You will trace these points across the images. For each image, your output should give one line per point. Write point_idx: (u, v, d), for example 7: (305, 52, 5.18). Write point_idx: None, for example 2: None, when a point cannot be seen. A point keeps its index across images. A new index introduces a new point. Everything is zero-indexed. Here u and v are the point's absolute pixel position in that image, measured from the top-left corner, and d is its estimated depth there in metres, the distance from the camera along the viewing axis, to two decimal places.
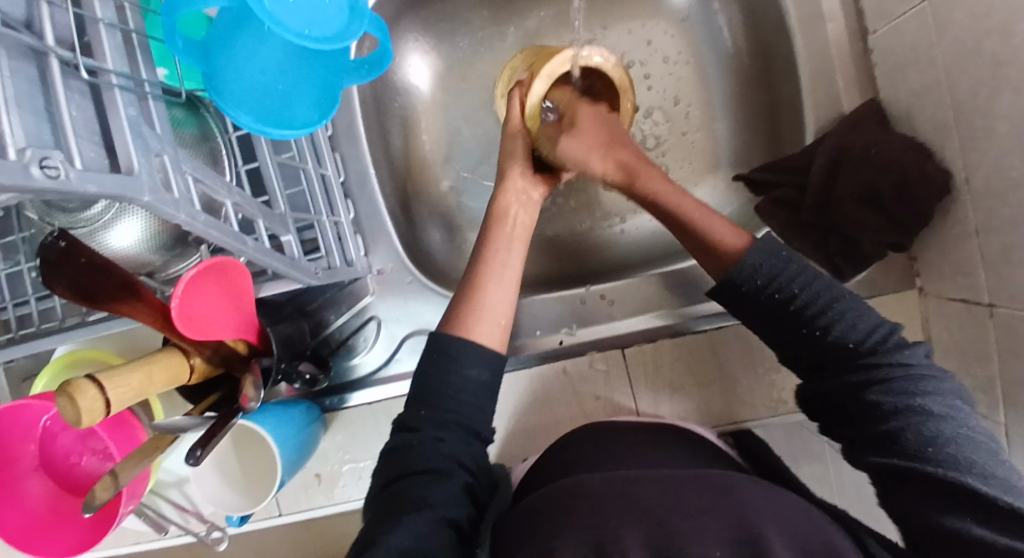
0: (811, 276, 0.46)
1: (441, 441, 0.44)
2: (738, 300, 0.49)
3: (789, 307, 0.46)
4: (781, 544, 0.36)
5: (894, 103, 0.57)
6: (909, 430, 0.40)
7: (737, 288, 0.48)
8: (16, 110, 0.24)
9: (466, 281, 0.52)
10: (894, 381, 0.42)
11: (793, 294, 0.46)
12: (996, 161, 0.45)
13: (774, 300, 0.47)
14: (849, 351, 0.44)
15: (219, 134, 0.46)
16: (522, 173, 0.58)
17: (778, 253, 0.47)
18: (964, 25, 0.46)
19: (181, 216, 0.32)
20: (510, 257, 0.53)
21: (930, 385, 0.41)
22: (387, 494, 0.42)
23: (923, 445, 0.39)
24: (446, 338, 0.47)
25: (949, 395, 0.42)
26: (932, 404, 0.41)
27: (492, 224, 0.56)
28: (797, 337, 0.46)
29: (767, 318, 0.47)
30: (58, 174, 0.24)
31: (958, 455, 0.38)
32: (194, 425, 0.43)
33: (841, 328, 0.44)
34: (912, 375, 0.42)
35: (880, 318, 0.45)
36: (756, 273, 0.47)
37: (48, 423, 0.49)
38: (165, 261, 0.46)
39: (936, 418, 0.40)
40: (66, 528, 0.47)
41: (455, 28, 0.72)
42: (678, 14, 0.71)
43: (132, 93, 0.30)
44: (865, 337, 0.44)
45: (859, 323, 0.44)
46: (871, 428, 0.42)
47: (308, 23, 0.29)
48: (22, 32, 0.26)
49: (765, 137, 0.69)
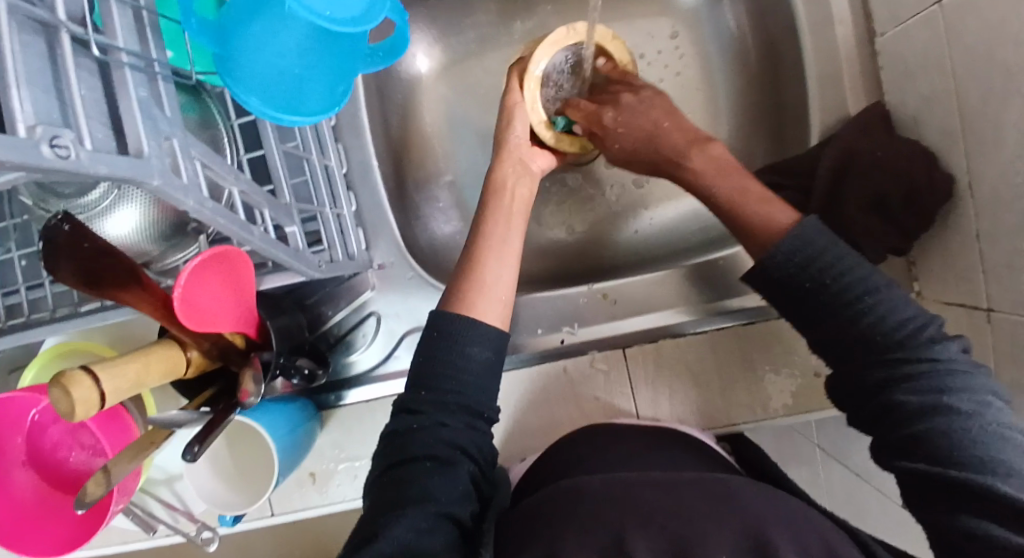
0: (850, 266, 0.43)
1: (444, 426, 0.43)
2: (769, 284, 0.45)
3: (818, 295, 0.43)
4: (788, 546, 0.36)
5: (900, 108, 0.58)
6: (939, 433, 0.38)
7: (768, 275, 0.45)
8: (25, 85, 0.22)
9: (464, 257, 0.51)
10: (924, 380, 0.40)
11: (824, 283, 0.43)
12: (1002, 169, 0.46)
13: (804, 288, 0.44)
14: (877, 346, 0.42)
15: (221, 122, 0.45)
16: (521, 143, 0.58)
17: (813, 240, 0.43)
18: (978, 30, 0.46)
19: (191, 202, 0.31)
20: (510, 231, 0.52)
21: (961, 381, 0.40)
22: (387, 481, 0.42)
23: (954, 450, 0.38)
24: (446, 316, 0.46)
25: (981, 390, 0.40)
26: (963, 403, 0.39)
27: (491, 198, 0.55)
28: (823, 327, 0.44)
29: (795, 305, 0.45)
30: (68, 154, 0.23)
31: (987, 457, 0.37)
32: (191, 421, 0.41)
33: (873, 318, 0.41)
34: (944, 373, 0.40)
35: (915, 307, 0.42)
36: (788, 260, 0.43)
37: (37, 415, 0.47)
38: (162, 251, 0.45)
39: (967, 418, 0.38)
40: (52, 527, 0.46)
41: (465, 22, 0.71)
42: (684, 15, 0.72)
43: (142, 73, 0.29)
44: (897, 327, 0.41)
45: (892, 314, 0.41)
46: (898, 428, 0.40)
47: (332, 4, 0.29)
48: (31, 2, 0.24)
49: (768, 141, 0.70)
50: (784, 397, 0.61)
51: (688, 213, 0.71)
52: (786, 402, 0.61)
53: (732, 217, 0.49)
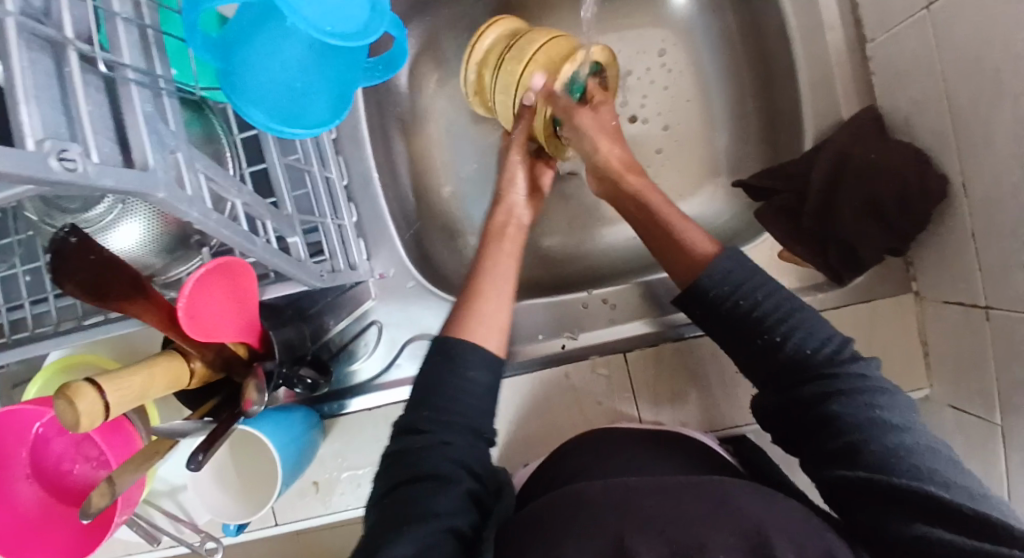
0: (772, 289, 0.49)
1: (447, 445, 0.44)
2: (708, 307, 0.50)
3: (752, 314, 0.48)
4: (785, 546, 0.37)
5: (893, 112, 0.59)
6: (872, 440, 0.41)
7: (705, 293, 0.50)
8: (34, 101, 0.23)
9: (466, 287, 0.53)
10: (853, 394, 0.43)
11: (756, 303, 0.48)
12: (995, 170, 0.47)
13: (738, 308, 0.49)
14: (808, 364, 0.46)
15: (223, 137, 0.45)
16: (517, 198, 0.59)
17: (744, 265, 0.50)
18: (966, 35, 0.47)
19: (195, 214, 0.31)
20: (508, 269, 0.54)
21: (886, 397, 0.44)
22: (389, 501, 0.42)
23: (887, 456, 0.40)
24: (447, 341, 0.48)
25: (903, 407, 0.44)
26: (890, 417, 0.42)
27: (490, 241, 0.56)
28: (757, 348, 0.48)
29: (732, 327, 0.49)
30: (76, 167, 0.23)
31: (918, 465, 0.39)
32: (194, 430, 0.44)
33: (799, 338, 0.46)
34: (869, 388, 0.44)
35: (835, 331, 0.48)
36: (723, 279, 0.49)
37: (41, 429, 0.47)
38: (166, 264, 0.46)
39: (895, 429, 0.42)
40: (55, 539, 0.46)
41: (461, 34, 0.72)
42: (678, 24, 0.73)
43: (148, 89, 0.30)
44: (821, 347, 0.46)
45: (814, 336, 0.47)
46: (833, 440, 0.43)
47: (332, 19, 0.30)
48: (42, 22, 0.25)
49: (764, 146, 0.71)
50: None
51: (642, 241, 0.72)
52: None
53: (666, 239, 0.54)
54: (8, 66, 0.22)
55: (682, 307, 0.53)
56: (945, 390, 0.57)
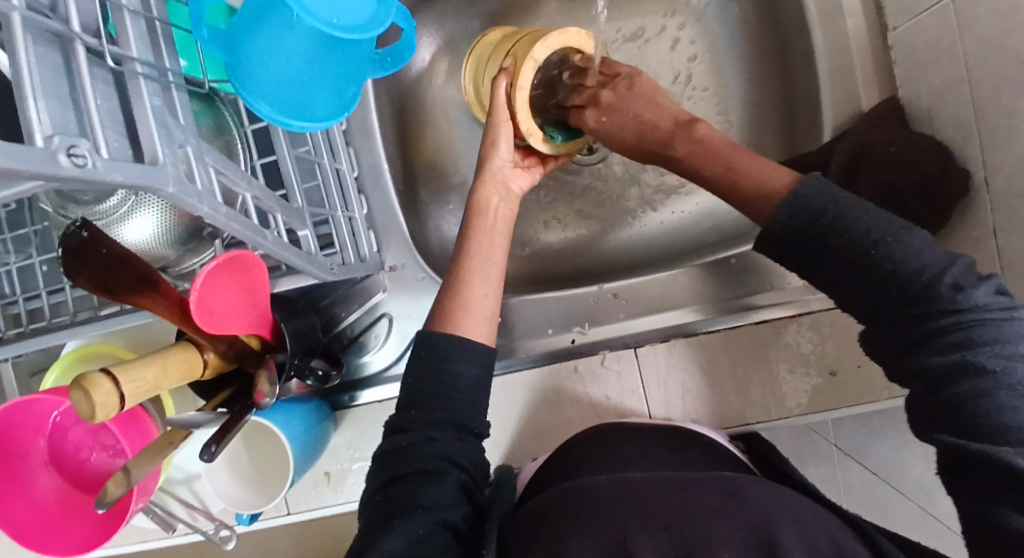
0: (857, 220, 0.40)
1: (432, 440, 0.43)
2: (780, 251, 0.43)
3: (828, 250, 0.40)
4: (794, 544, 0.36)
5: (913, 102, 0.56)
6: (967, 396, 0.35)
7: (771, 237, 0.43)
8: (41, 97, 0.23)
9: (450, 273, 0.52)
10: (951, 337, 0.36)
11: (830, 239, 0.40)
12: (1019, 161, 0.45)
13: (815, 246, 0.41)
14: (900, 301, 0.38)
15: (234, 128, 0.45)
16: (504, 164, 0.56)
17: (812, 197, 0.41)
18: (990, 21, 0.46)
19: (205, 208, 0.31)
20: (493, 250, 0.53)
21: (997, 334, 0.36)
22: (380, 500, 0.42)
23: (979, 415, 0.35)
24: (432, 335, 0.47)
25: (1022, 341, 0.36)
26: (993, 363, 0.35)
27: (474, 218, 0.54)
28: (841, 286, 0.41)
29: (810, 268, 0.42)
30: (85, 162, 0.23)
31: (1019, 425, 0.34)
32: (208, 422, 0.43)
33: (890, 268, 0.38)
34: (979, 323, 0.36)
35: (936, 253, 0.38)
36: (788, 222, 0.42)
37: (58, 418, 0.48)
38: (180, 255, 0.46)
39: (999, 379, 0.35)
40: (74, 527, 0.47)
41: (471, 24, 0.71)
42: (694, 11, 0.71)
43: (156, 83, 0.30)
44: (915, 272, 0.38)
45: (907, 264, 0.38)
46: (934, 394, 0.37)
47: (338, 11, 0.29)
48: (48, 17, 0.25)
49: (780, 137, 0.69)
50: (801, 395, 0.61)
51: (702, 211, 0.71)
52: (801, 401, 0.60)
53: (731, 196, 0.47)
54: (15, 62, 0.22)
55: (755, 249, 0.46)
56: None
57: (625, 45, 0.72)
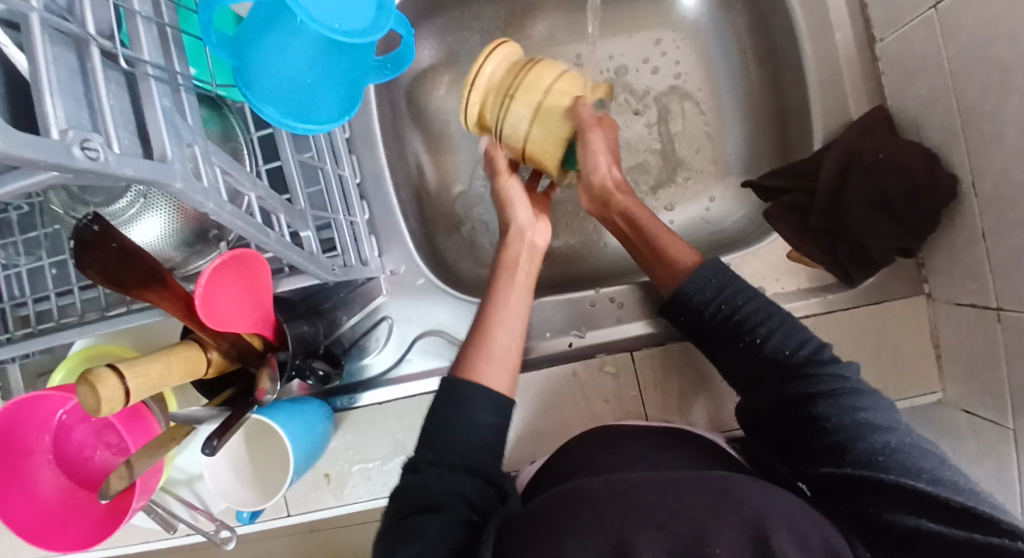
0: (751, 297, 0.54)
1: (446, 478, 0.45)
2: (691, 312, 0.57)
3: (732, 318, 0.54)
4: (785, 544, 0.36)
5: (902, 110, 0.58)
6: (857, 439, 0.44)
7: (689, 301, 0.56)
8: (55, 93, 0.24)
9: (475, 323, 0.56)
10: (835, 395, 0.47)
11: (737, 307, 0.54)
12: (1004, 166, 0.46)
13: (720, 313, 0.55)
14: (791, 367, 0.50)
15: (241, 135, 0.47)
16: (527, 224, 0.60)
17: (723, 274, 0.56)
18: (972, 31, 0.47)
19: (210, 205, 0.32)
20: (518, 306, 0.57)
21: (868, 401, 0.47)
22: (391, 530, 0.42)
23: (875, 452, 0.42)
24: (458, 383, 0.50)
25: (884, 410, 0.47)
26: (872, 417, 0.45)
27: (502, 272, 0.58)
28: (740, 350, 0.53)
29: (716, 335, 0.55)
30: (97, 156, 0.24)
31: (904, 461, 0.41)
32: (210, 417, 0.44)
33: (778, 341, 0.51)
34: (849, 390, 0.47)
35: (813, 338, 0.52)
36: (706, 287, 0.56)
37: (64, 416, 0.49)
38: (185, 257, 0.47)
39: (880, 430, 0.44)
40: (75, 524, 0.47)
41: (472, 37, 0.73)
42: (687, 24, 0.73)
43: (166, 85, 0.31)
44: (798, 351, 0.51)
45: (793, 339, 0.52)
46: (820, 440, 0.46)
47: (339, 17, 0.31)
48: (66, 20, 0.27)
49: (774, 146, 0.71)
50: None
51: (698, 216, 0.72)
52: None
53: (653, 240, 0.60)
54: (34, 60, 0.24)
55: (675, 317, 0.59)
56: (957, 392, 0.56)
57: (621, 57, 0.74)
